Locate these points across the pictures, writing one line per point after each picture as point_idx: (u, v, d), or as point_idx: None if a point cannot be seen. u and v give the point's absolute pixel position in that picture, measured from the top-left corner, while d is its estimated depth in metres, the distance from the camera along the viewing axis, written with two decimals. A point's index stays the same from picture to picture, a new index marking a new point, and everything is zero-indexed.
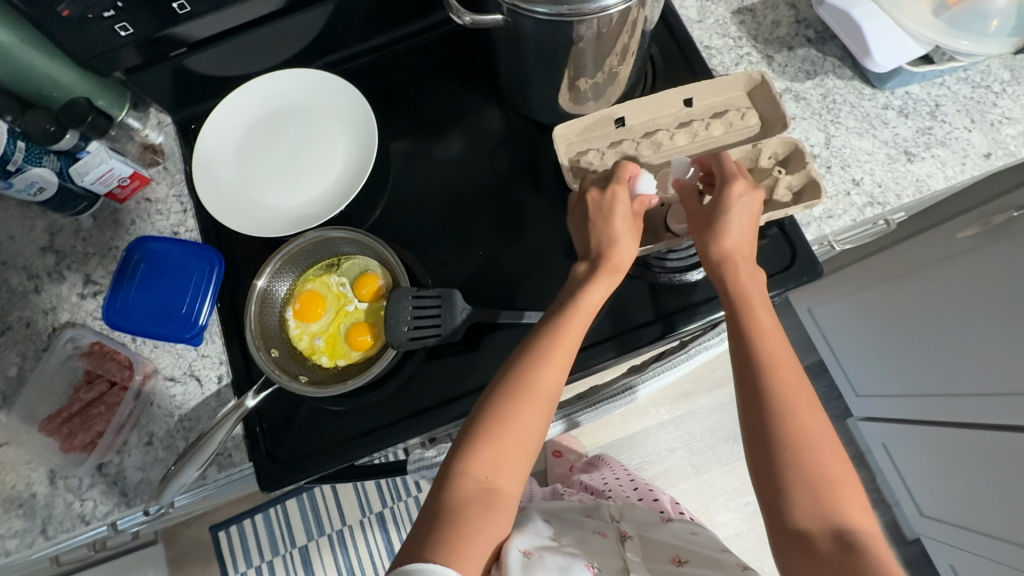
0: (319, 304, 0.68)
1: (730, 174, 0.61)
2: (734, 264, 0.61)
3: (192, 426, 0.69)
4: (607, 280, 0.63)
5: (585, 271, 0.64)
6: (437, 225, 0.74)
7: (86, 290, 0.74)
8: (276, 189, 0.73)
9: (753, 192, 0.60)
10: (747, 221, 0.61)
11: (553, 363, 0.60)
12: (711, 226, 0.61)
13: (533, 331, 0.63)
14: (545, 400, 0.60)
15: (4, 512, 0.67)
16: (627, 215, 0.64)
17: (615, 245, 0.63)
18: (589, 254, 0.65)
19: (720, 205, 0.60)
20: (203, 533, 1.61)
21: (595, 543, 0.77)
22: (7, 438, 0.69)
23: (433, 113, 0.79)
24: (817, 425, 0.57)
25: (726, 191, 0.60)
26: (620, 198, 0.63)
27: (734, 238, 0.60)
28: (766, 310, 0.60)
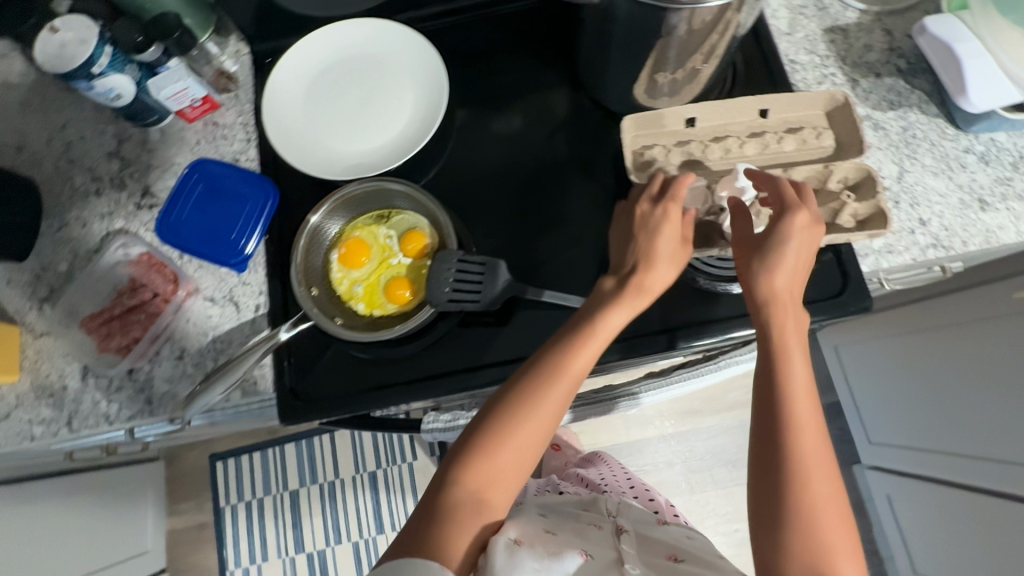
0: (364, 252, 0.68)
1: (793, 201, 0.60)
2: (777, 306, 0.59)
3: (222, 349, 0.70)
4: (630, 303, 0.61)
5: (609, 293, 0.63)
6: (490, 195, 0.74)
7: (143, 201, 0.76)
8: (338, 134, 0.74)
9: (815, 226, 0.58)
10: (787, 266, 0.59)
11: (561, 382, 0.60)
12: (760, 259, 0.59)
13: (546, 347, 0.63)
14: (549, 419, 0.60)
15: (35, 397, 0.70)
16: (672, 239, 0.63)
17: (651, 267, 0.62)
18: (620, 271, 0.64)
19: (776, 234, 0.59)
20: (203, 460, 1.66)
21: (589, 536, 0.77)
22: (49, 329, 0.72)
23: (504, 84, 0.79)
24: (828, 487, 0.56)
25: (787, 218, 0.59)
26: (670, 217, 0.63)
27: (786, 275, 0.59)
28: (797, 362, 0.59)
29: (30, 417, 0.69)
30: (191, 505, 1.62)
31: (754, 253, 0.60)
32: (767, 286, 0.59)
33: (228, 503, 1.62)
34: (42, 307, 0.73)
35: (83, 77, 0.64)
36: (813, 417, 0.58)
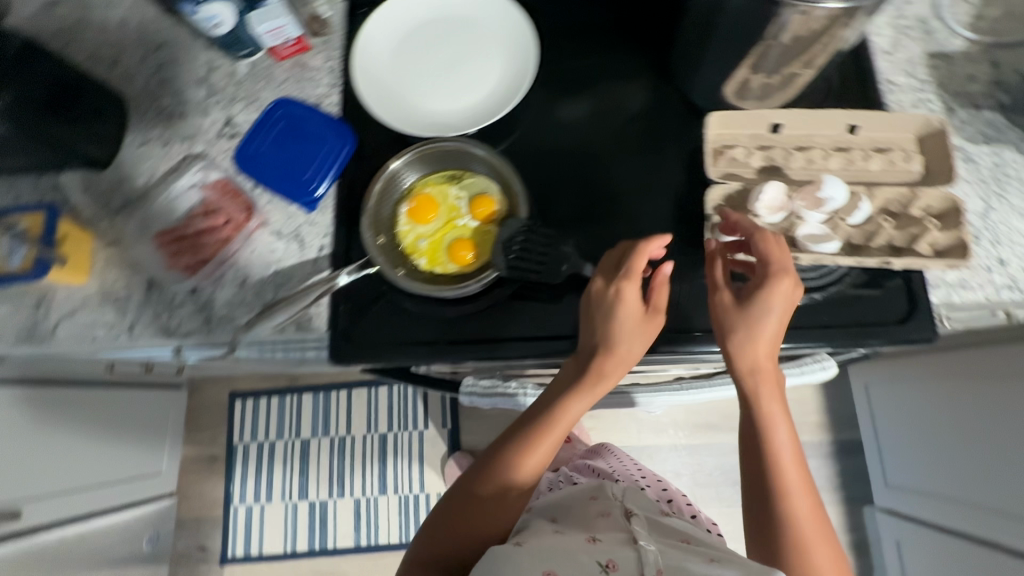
0: (432, 210, 0.70)
1: (777, 266, 0.58)
2: (755, 382, 0.61)
3: (283, 282, 0.72)
4: (589, 389, 0.63)
5: (573, 373, 0.64)
6: (561, 172, 0.75)
7: (224, 129, 0.78)
8: (422, 92, 0.75)
9: (797, 292, 0.58)
10: (761, 348, 0.60)
11: (530, 456, 0.64)
12: (737, 337, 0.59)
13: (519, 420, 0.67)
14: (521, 488, 0.65)
15: (100, 301, 0.72)
16: (635, 315, 0.62)
17: (614, 350, 0.62)
18: (586, 348, 0.64)
19: (753, 309, 0.59)
20: (222, 396, 1.70)
21: (597, 528, 0.77)
22: (120, 239, 0.74)
23: (589, 66, 0.79)
24: (817, 522, 0.62)
25: (765, 291, 0.58)
26: (632, 296, 0.62)
27: (766, 345, 0.60)
28: (779, 419, 0.62)
29: (93, 317, 0.72)
30: (205, 437, 1.67)
31: (728, 329, 0.60)
32: (746, 378, 0.61)
33: (240, 441, 1.67)
34: (116, 216, 0.76)
35: None
36: (804, 485, 0.63)
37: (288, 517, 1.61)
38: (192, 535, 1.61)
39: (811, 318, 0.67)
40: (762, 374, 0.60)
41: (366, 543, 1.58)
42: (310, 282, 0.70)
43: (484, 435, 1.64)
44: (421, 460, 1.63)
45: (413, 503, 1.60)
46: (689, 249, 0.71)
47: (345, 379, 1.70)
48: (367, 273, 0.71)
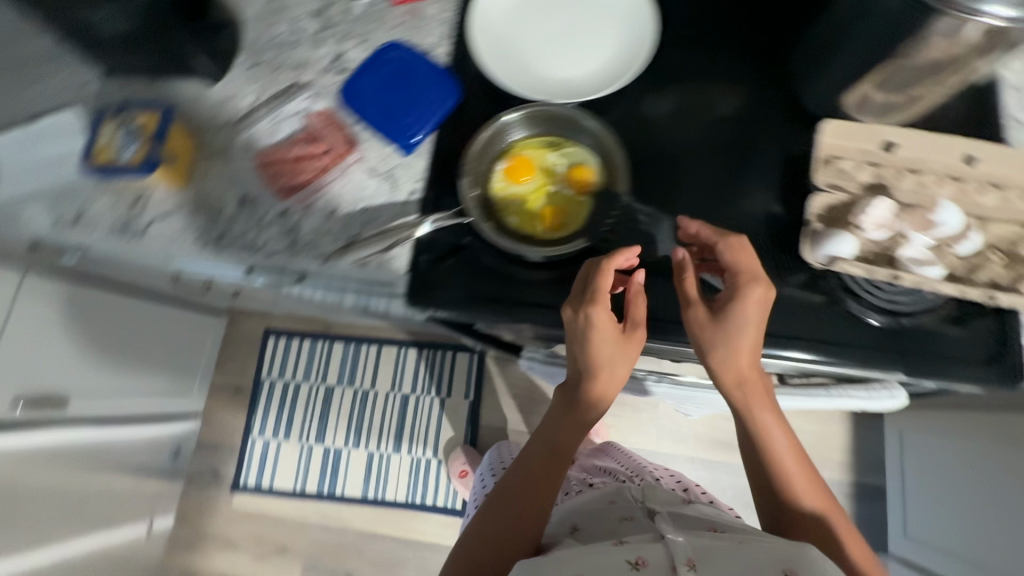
0: (528, 171, 0.70)
1: (746, 274, 0.61)
2: (743, 390, 0.65)
3: (370, 219, 0.73)
4: (578, 406, 0.68)
5: (564, 401, 0.69)
6: (659, 156, 0.74)
7: (333, 63, 0.79)
8: (534, 57, 0.75)
9: (769, 294, 0.60)
10: (743, 360, 0.62)
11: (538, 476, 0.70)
12: (719, 351, 0.62)
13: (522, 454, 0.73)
14: (541, 479, 0.71)
15: (194, 208, 0.75)
16: (614, 337, 0.63)
17: (598, 371, 0.64)
18: (573, 377, 0.67)
19: (729, 321, 0.61)
20: (257, 331, 1.74)
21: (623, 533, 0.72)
22: (220, 152, 0.76)
23: (703, 55, 0.78)
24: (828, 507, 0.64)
25: (737, 300, 0.61)
26: (603, 319, 0.62)
27: (746, 354, 0.62)
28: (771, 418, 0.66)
29: (185, 222, 0.75)
30: (235, 367, 1.71)
31: (709, 344, 0.62)
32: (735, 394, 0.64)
33: (267, 377, 1.70)
34: (219, 129, 0.78)
35: None
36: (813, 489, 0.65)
37: (303, 457, 1.65)
38: (208, 458, 1.65)
39: (896, 343, 0.66)
40: (750, 383, 0.63)
41: (373, 496, 1.61)
42: (398, 225, 0.71)
43: (504, 413, 1.66)
44: (438, 427, 1.65)
45: (425, 466, 1.63)
46: (777, 254, 0.70)
47: (377, 335, 1.73)
48: (461, 222, 0.72)
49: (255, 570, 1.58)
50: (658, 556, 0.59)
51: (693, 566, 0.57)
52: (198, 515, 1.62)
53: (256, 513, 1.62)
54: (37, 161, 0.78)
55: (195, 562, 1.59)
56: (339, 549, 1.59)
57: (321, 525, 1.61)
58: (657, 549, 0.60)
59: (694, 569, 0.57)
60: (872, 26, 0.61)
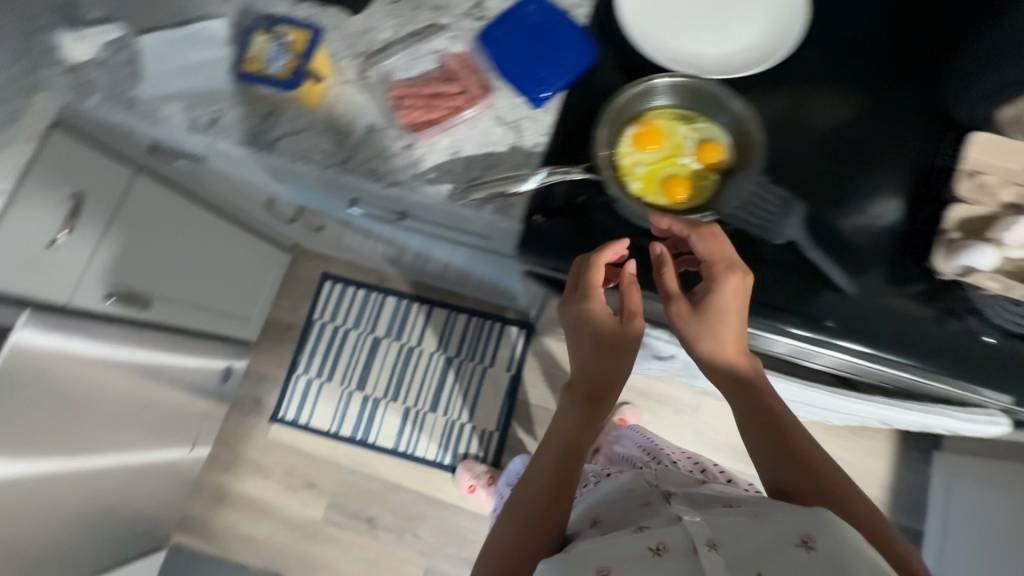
0: (658, 140, 0.70)
1: (722, 263, 0.63)
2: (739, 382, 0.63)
3: (493, 165, 0.74)
4: (580, 406, 0.68)
5: (571, 403, 0.68)
6: (789, 145, 0.73)
7: (473, 10, 0.80)
8: (677, 30, 0.75)
9: (746, 279, 0.62)
10: (732, 350, 0.63)
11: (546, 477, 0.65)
12: (705, 341, 0.62)
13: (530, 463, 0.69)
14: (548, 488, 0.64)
15: (322, 129, 0.77)
16: (614, 328, 0.65)
17: (595, 360, 0.66)
18: (579, 377, 0.69)
19: (711, 312, 0.62)
20: (315, 273, 1.78)
21: (639, 518, 0.64)
22: (354, 81, 0.79)
23: (848, 52, 0.77)
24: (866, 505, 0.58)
25: (715, 290, 0.62)
26: (600, 307, 0.65)
27: (731, 344, 0.62)
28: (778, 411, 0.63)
29: (314, 142, 0.77)
30: (290, 305, 1.76)
31: (695, 336, 0.63)
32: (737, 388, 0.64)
33: (319, 319, 1.74)
34: (355, 59, 0.80)
35: None
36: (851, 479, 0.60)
37: (341, 402, 1.69)
38: (253, 387, 1.71)
39: (1008, 368, 0.66)
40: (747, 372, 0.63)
41: (403, 450, 1.65)
42: (519, 173, 0.72)
43: (542, 391, 1.68)
44: (476, 394, 1.67)
45: (456, 429, 1.65)
46: (896, 261, 0.69)
47: (430, 296, 1.75)
48: (582, 177, 0.72)
49: (282, 500, 1.63)
50: (679, 539, 0.55)
51: (715, 545, 0.54)
52: (237, 439, 1.68)
53: (290, 446, 1.67)
54: (181, 63, 0.81)
55: (228, 483, 1.65)
56: (363, 495, 1.63)
57: (350, 470, 1.65)
58: (677, 531, 0.56)
59: (715, 548, 0.54)
60: None
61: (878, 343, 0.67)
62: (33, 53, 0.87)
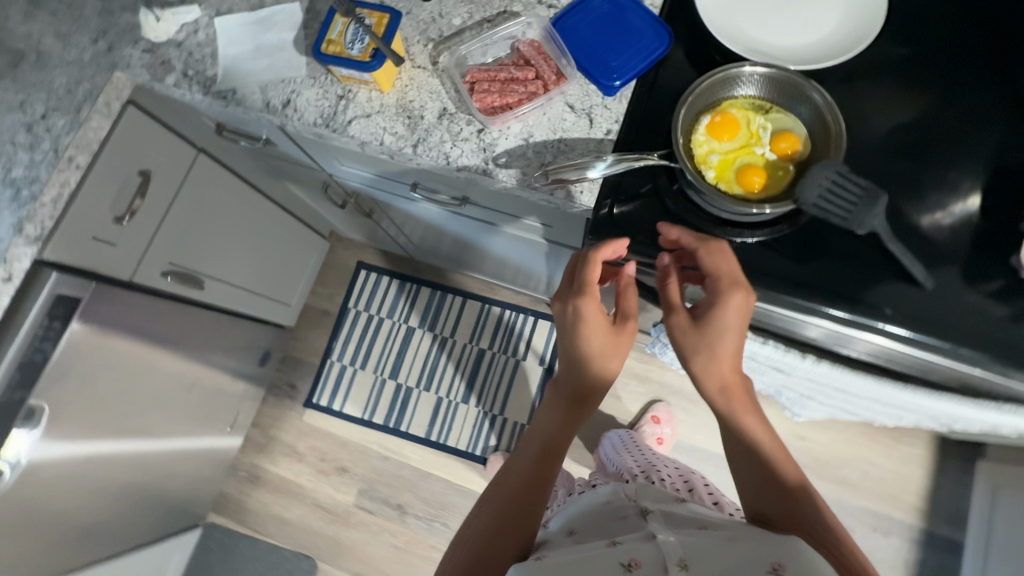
0: (734, 130, 0.70)
1: (728, 279, 0.64)
2: (727, 396, 0.66)
3: (565, 151, 0.75)
4: (566, 407, 0.69)
5: (556, 400, 0.70)
6: (863, 138, 0.74)
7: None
8: (752, 22, 0.75)
9: (747, 298, 0.63)
10: (724, 367, 0.66)
11: (524, 477, 0.68)
12: (699, 356, 0.65)
13: (508, 461, 0.72)
14: (527, 480, 0.68)
15: (395, 111, 0.78)
16: (607, 336, 0.67)
17: (589, 362, 0.67)
18: (563, 376, 0.70)
19: (708, 327, 0.64)
20: (352, 263, 1.80)
21: (616, 531, 0.67)
22: (426, 66, 0.80)
23: (924, 49, 0.77)
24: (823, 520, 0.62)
25: (716, 306, 0.64)
26: (593, 311, 0.66)
27: (725, 361, 0.65)
28: (756, 424, 0.67)
29: (386, 125, 0.78)
30: (327, 292, 1.79)
31: (691, 349, 0.66)
32: (722, 403, 0.67)
33: (353, 307, 1.76)
34: (427, 45, 0.81)
35: None
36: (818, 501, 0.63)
37: (374, 390, 1.71)
38: (289, 372, 1.74)
39: None
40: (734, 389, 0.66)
41: (435, 439, 1.66)
42: (582, 161, 0.71)
43: None
44: (507, 387, 1.68)
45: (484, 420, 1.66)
46: (972, 256, 0.69)
47: (465, 287, 1.76)
48: (659, 164, 0.72)
49: (314, 484, 1.66)
50: (651, 556, 0.57)
51: (686, 565, 0.55)
52: (272, 422, 1.70)
53: (323, 431, 1.69)
54: (254, 43, 0.84)
55: (262, 464, 1.68)
56: (395, 482, 1.64)
57: (382, 456, 1.66)
58: (649, 549, 0.58)
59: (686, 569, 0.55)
60: None
61: (951, 335, 0.66)
62: (111, 32, 0.89)
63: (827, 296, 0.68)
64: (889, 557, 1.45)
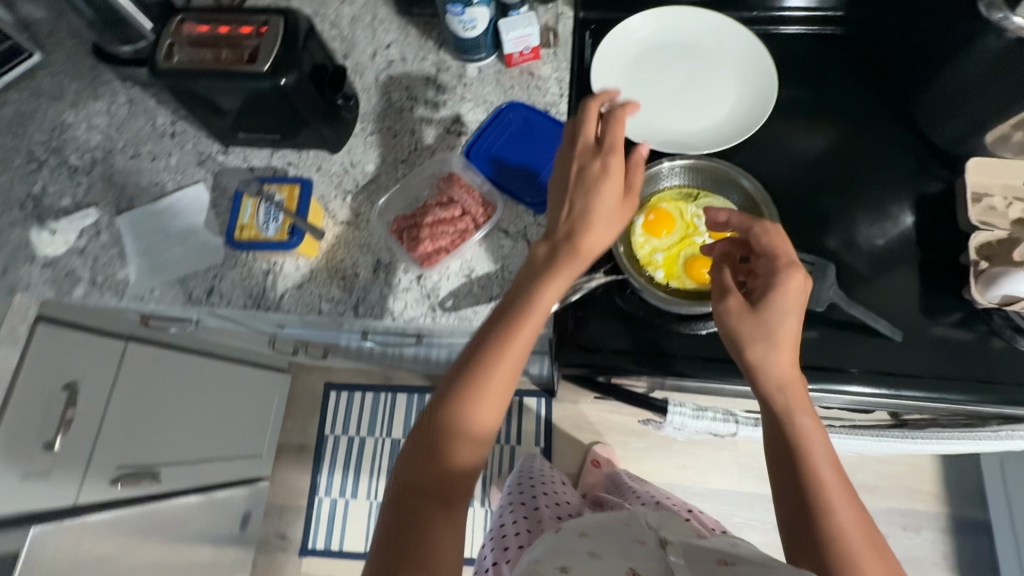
0: (671, 224, 0.71)
1: (786, 260, 0.60)
2: (773, 389, 0.60)
3: (510, 278, 0.72)
4: (564, 271, 0.60)
5: (548, 269, 0.60)
6: (789, 198, 0.75)
7: (453, 127, 0.81)
8: (655, 112, 0.76)
9: (807, 283, 0.59)
10: (783, 359, 0.60)
11: (506, 364, 0.59)
12: (758, 345, 0.59)
13: (492, 319, 0.61)
14: (507, 355, 0.59)
15: (327, 276, 0.75)
16: (611, 199, 0.61)
17: (589, 227, 0.60)
18: (561, 233, 0.61)
19: (767, 312, 0.59)
20: (318, 387, 1.70)
21: (633, 556, 0.58)
22: (348, 220, 0.77)
23: (820, 96, 0.80)
24: (847, 502, 0.57)
25: (777, 288, 0.59)
26: (615, 171, 0.61)
27: (783, 352, 0.60)
28: (804, 417, 0.60)
29: (322, 293, 0.74)
30: (298, 426, 1.68)
31: (748, 336, 0.60)
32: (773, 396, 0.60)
33: (331, 434, 1.66)
34: (345, 198, 0.78)
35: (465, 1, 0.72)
36: (846, 494, 0.57)
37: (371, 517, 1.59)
38: (276, 522, 1.60)
39: None
40: (793, 385, 0.59)
41: None
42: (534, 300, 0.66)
43: None
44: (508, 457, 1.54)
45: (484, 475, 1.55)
46: (923, 297, 0.70)
47: None
48: (615, 279, 0.70)
49: None
50: None
51: None
52: None
53: None
54: (162, 235, 0.80)
55: None
56: None
57: None
58: None
59: None
60: None
61: (932, 383, 0.66)
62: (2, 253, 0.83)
63: (805, 372, 0.66)
64: (926, 555, 1.42)
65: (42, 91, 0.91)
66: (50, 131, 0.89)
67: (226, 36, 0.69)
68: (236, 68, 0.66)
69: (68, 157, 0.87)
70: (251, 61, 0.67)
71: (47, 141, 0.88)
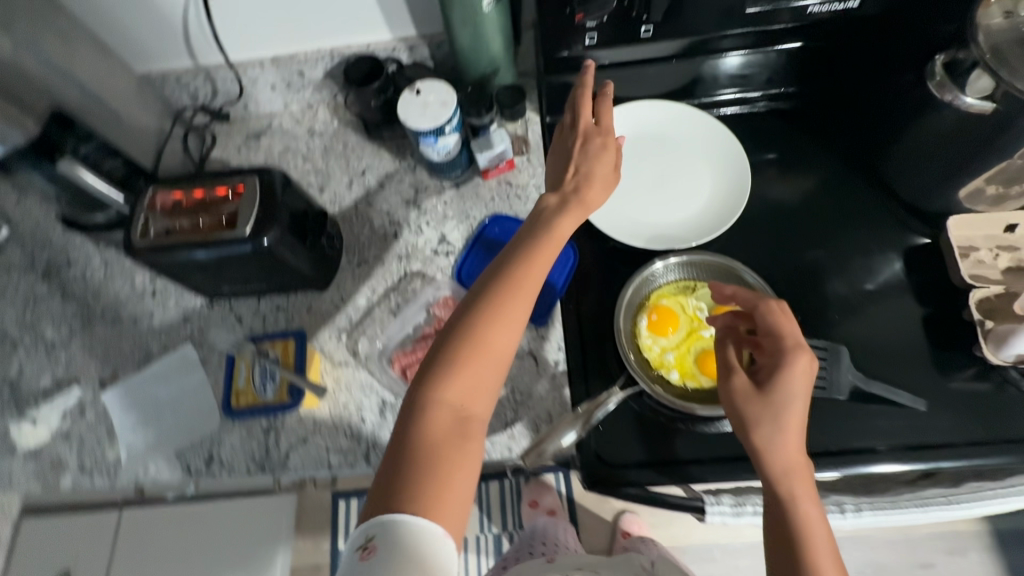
0: (675, 321, 0.71)
1: (790, 343, 0.58)
2: (778, 473, 0.56)
3: (523, 400, 0.69)
4: (577, 216, 0.60)
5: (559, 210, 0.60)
6: (779, 272, 0.76)
7: (440, 247, 0.80)
8: (638, 208, 0.77)
9: (814, 365, 0.58)
10: (790, 444, 0.57)
11: (524, 296, 0.57)
12: (763, 427, 0.57)
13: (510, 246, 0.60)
14: (523, 284, 0.57)
15: (332, 426, 0.72)
16: (611, 163, 0.63)
17: (591, 182, 0.61)
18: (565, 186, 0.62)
19: (775, 396, 0.57)
20: None
21: None
22: (346, 360, 0.75)
23: (789, 166, 0.83)
24: None
25: (784, 371, 0.57)
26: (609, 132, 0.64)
27: (791, 434, 0.57)
28: (809, 502, 0.55)
29: (328, 445, 0.71)
30: None
31: (755, 418, 0.57)
32: (780, 482, 0.56)
33: None
34: (340, 337, 0.77)
35: (437, 133, 0.72)
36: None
37: None
38: None
39: None
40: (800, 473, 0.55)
41: None
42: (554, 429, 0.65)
43: None
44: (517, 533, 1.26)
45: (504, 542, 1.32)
46: (933, 358, 0.70)
47: None
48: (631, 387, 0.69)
49: None
50: None
51: None
52: None
53: None
54: (153, 405, 0.76)
55: None
56: None
57: None
58: None
59: None
60: (957, 143, 0.64)
61: (963, 448, 0.65)
62: None
63: (835, 458, 0.65)
64: None
65: (12, 265, 0.88)
66: (23, 306, 0.85)
67: (203, 202, 0.68)
68: (217, 235, 0.65)
69: (44, 332, 0.83)
70: (231, 225, 0.66)
71: (21, 318, 0.85)
